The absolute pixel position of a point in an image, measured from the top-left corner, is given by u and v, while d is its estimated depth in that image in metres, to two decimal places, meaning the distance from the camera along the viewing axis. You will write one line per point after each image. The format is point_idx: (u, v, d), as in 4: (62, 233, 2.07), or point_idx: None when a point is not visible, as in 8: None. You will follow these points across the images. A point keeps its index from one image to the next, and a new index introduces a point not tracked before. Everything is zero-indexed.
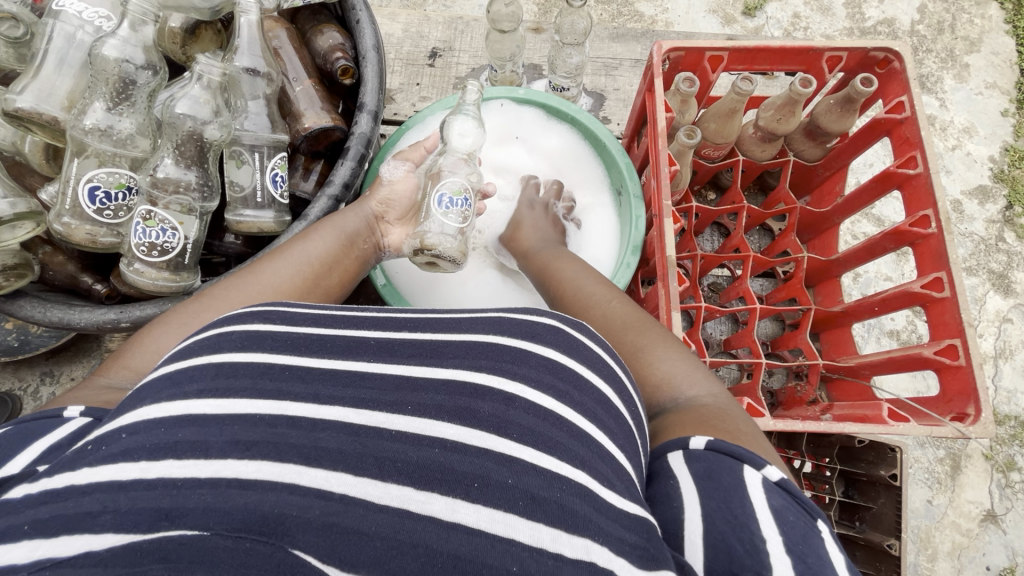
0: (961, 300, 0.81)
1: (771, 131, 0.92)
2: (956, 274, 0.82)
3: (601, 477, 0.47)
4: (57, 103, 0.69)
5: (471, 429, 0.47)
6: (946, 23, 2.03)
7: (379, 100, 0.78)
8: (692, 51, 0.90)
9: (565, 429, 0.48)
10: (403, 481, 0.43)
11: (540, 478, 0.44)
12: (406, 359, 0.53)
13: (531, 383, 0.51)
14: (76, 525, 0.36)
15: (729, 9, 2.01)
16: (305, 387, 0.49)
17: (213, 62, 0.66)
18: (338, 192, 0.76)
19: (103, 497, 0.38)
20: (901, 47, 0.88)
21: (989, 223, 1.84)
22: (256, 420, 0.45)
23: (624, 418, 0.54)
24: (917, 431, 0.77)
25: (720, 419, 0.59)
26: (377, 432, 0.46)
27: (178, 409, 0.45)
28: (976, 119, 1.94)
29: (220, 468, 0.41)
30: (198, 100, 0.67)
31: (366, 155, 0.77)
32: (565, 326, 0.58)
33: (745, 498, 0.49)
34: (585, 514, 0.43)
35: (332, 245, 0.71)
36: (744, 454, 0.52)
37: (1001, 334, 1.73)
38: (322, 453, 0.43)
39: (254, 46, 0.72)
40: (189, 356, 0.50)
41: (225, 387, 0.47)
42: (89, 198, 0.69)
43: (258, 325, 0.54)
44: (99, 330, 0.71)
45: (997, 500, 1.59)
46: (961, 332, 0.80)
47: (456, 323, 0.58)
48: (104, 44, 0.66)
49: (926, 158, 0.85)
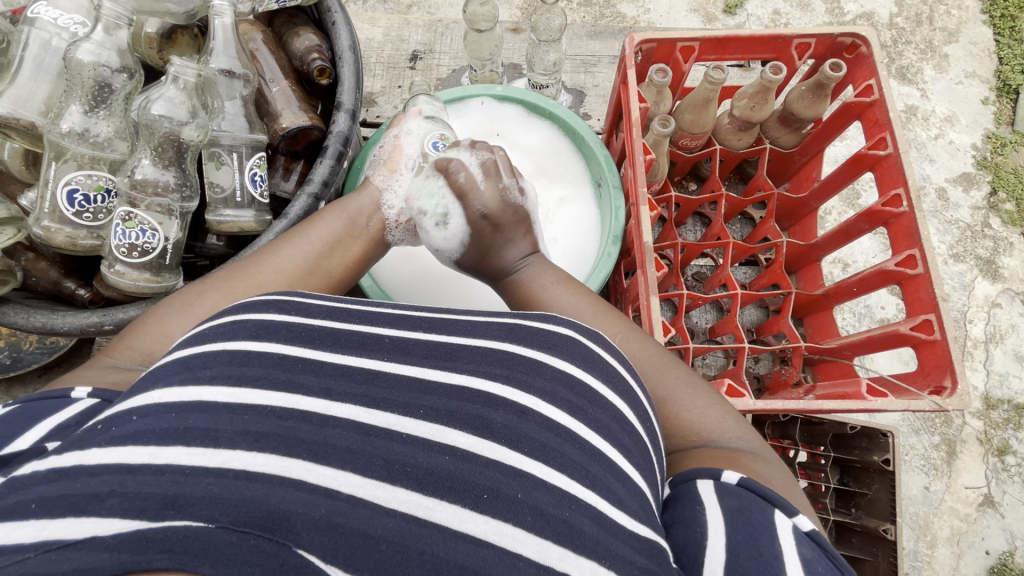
0: (935, 276, 0.82)
1: (746, 119, 0.93)
2: (929, 251, 0.83)
3: (614, 498, 0.47)
4: (34, 108, 0.70)
5: (483, 440, 0.47)
6: (924, 15, 2.06)
7: (356, 99, 0.79)
8: (664, 42, 0.91)
9: (578, 446, 0.49)
10: (411, 487, 0.43)
11: (552, 495, 0.45)
12: (421, 361, 0.54)
13: (546, 396, 0.51)
14: (84, 507, 0.36)
15: (710, 8, 2.03)
16: (317, 380, 0.49)
17: (187, 63, 0.69)
18: (318, 189, 0.76)
19: (111, 479, 0.38)
20: (867, 32, 0.90)
21: (974, 209, 1.85)
22: (267, 411, 0.45)
23: (638, 433, 0.55)
24: (898, 406, 0.78)
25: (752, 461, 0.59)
26: (387, 434, 0.46)
27: (190, 395, 0.45)
28: (957, 108, 1.97)
29: (229, 459, 0.41)
30: (173, 101, 0.69)
31: (345, 153, 0.78)
32: (581, 337, 0.58)
33: (775, 539, 0.50)
34: (594, 535, 0.44)
35: (336, 228, 0.72)
36: (777, 499, 0.53)
37: (990, 319, 1.74)
38: (330, 451, 0.44)
39: (229, 47, 0.73)
40: (203, 342, 0.51)
41: (240, 374, 0.48)
42: (67, 201, 0.70)
43: (274, 315, 0.54)
44: (82, 334, 0.72)
45: (993, 484, 1.60)
46: (935, 307, 0.81)
47: (472, 328, 0.58)
48: (78, 49, 0.67)
49: (896, 139, 0.87)
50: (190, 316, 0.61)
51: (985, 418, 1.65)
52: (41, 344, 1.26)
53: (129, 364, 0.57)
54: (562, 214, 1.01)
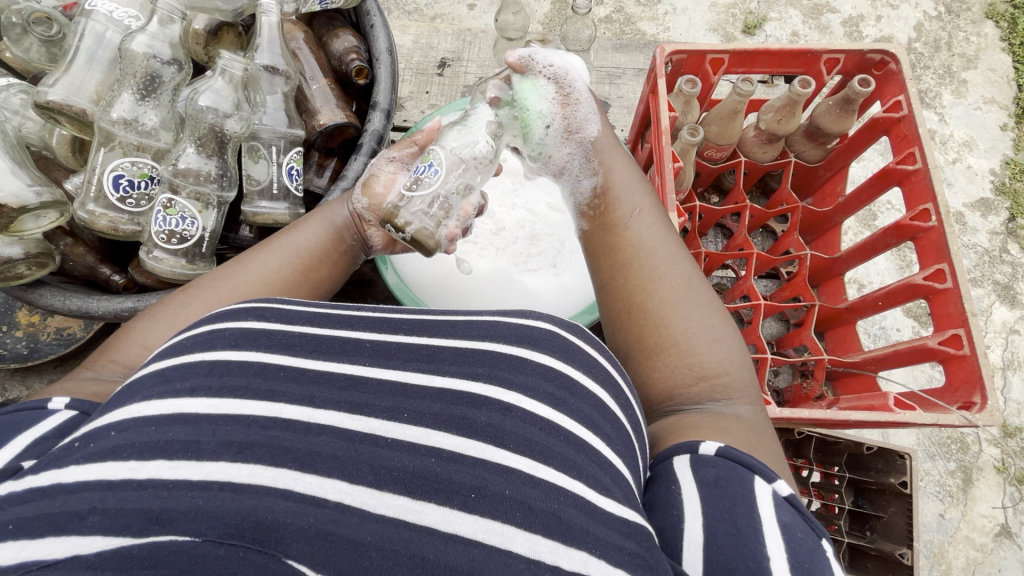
0: (964, 291, 0.82)
1: (772, 132, 0.94)
2: (958, 265, 0.83)
3: (600, 486, 0.47)
4: (86, 97, 0.72)
5: (468, 439, 0.47)
6: (943, 41, 2.08)
7: (392, 99, 0.81)
8: (694, 54, 0.93)
9: (562, 437, 0.49)
10: (399, 491, 0.43)
11: (540, 489, 0.45)
12: (403, 364, 0.54)
13: (527, 391, 0.52)
14: (64, 526, 0.36)
15: (729, 28, 2.06)
16: (298, 389, 0.49)
17: (235, 57, 0.70)
18: (352, 186, 0.78)
19: (91, 496, 0.38)
20: (897, 49, 0.91)
21: (991, 235, 1.84)
22: (250, 422, 0.45)
23: (619, 422, 0.55)
24: (925, 420, 0.77)
25: (751, 422, 0.60)
26: (372, 439, 0.46)
27: (168, 408, 0.45)
28: (976, 133, 1.97)
29: (212, 471, 0.41)
30: (220, 93, 0.70)
31: (378, 151, 0.80)
32: (561, 330, 0.59)
33: (753, 509, 0.49)
34: (583, 526, 0.44)
35: (325, 237, 0.72)
36: (759, 466, 0.53)
37: (1008, 345, 1.72)
38: (316, 459, 0.43)
39: (274, 45, 0.76)
40: (180, 355, 0.51)
41: (219, 386, 0.48)
42: (113, 186, 0.72)
43: (253, 322, 0.55)
44: (116, 319, 0.73)
45: (1011, 515, 1.56)
46: (965, 322, 0.81)
47: (452, 328, 0.58)
48: (133, 39, 0.70)
49: (925, 153, 0.87)
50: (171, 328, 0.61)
51: (1002, 446, 1.63)
52: (59, 335, 1.29)
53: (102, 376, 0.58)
54: None
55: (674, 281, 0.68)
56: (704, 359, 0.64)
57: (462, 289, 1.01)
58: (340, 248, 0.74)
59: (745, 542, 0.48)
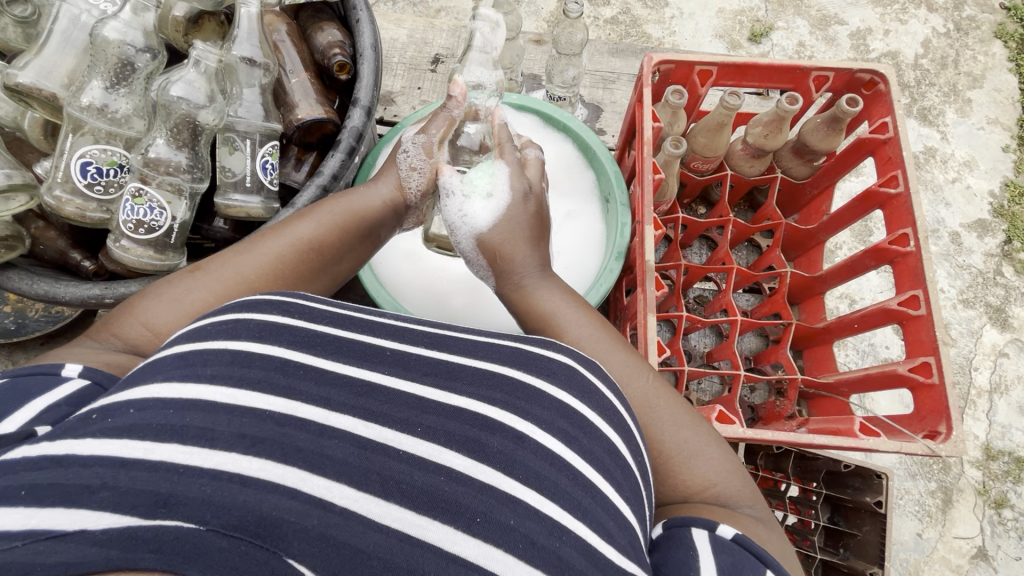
0: (936, 319, 0.81)
1: (759, 147, 0.93)
2: (932, 293, 0.82)
3: (603, 532, 0.47)
4: (57, 81, 0.72)
5: (478, 464, 0.47)
6: (950, 58, 2.07)
7: (373, 97, 0.79)
8: (683, 64, 0.92)
9: (572, 477, 0.49)
10: (405, 505, 0.44)
11: (542, 524, 0.45)
12: (420, 377, 0.53)
13: (541, 425, 0.51)
14: (75, 499, 0.37)
15: (735, 35, 2.05)
16: (316, 389, 0.49)
17: (210, 49, 0.69)
18: (327, 183, 0.76)
19: (104, 472, 0.39)
20: (887, 70, 0.90)
21: (987, 256, 1.84)
22: (265, 417, 0.46)
23: (631, 467, 0.55)
24: (888, 447, 0.77)
25: (756, 517, 0.60)
26: (383, 449, 0.47)
27: (189, 393, 0.45)
28: (977, 153, 1.96)
29: (224, 461, 0.41)
30: (193, 84, 0.69)
31: (356, 148, 0.78)
32: (580, 365, 0.58)
33: None
34: (582, 568, 0.44)
35: (335, 222, 0.71)
36: (768, 558, 0.54)
37: (996, 368, 1.72)
38: (326, 462, 0.44)
39: (253, 36, 0.74)
40: (203, 339, 0.51)
41: (240, 377, 0.48)
42: (80, 173, 0.71)
43: (278, 317, 0.54)
44: (83, 305, 0.73)
45: (988, 537, 1.57)
46: (935, 351, 0.80)
47: (473, 348, 0.58)
48: (104, 25, 0.69)
49: (907, 178, 0.86)
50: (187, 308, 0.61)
51: (984, 468, 1.63)
52: (47, 313, 1.28)
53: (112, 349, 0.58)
54: (570, 227, 1.01)
55: (642, 389, 0.67)
56: (680, 470, 0.63)
57: (438, 292, 1.02)
58: (354, 237, 0.73)
59: None
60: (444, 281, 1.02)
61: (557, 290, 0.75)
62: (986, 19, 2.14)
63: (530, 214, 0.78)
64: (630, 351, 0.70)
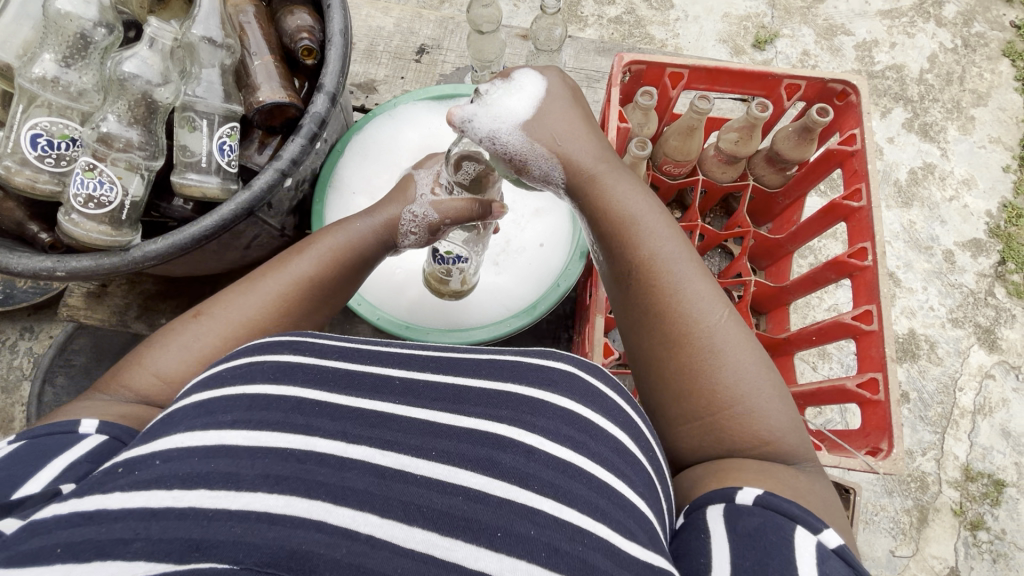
0: (887, 335, 0.81)
1: (731, 154, 0.93)
2: (885, 309, 0.82)
3: (625, 531, 0.47)
4: (12, 51, 0.74)
5: (494, 480, 0.47)
6: (955, 75, 2.05)
7: (338, 83, 0.79)
8: (654, 66, 0.91)
9: (585, 482, 0.49)
10: (428, 527, 0.43)
11: (562, 531, 0.45)
12: (429, 403, 0.53)
13: (549, 436, 0.51)
14: (109, 551, 0.38)
15: (740, 41, 2.04)
16: (333, 424, 0.49)
17: (165, 27, 0.70)
18: (285, 167, 0.75)
19: (136, 524, 0.40)
20: (859, 81, 0.89)
21: (979, 276, 1.82)
22: (286, 455, 0.46)
23: (641, 464, 0.55)
24: (832, 461, 0.77)
25: (808, 477, 0.61)
26: (401, 475, 0.46)
27: (212, 439, 0.46)
28: (977, 172, 1.94)
29: (251, 500, 0.42)
30: (146, 61, 0.71)
31: (318, 135, 0.77)
32: (579, 370, 0.58)
33: (790, 559, 0.49)
34: (606, 569, 0.44)
35: (329, 257, 0.73)
36: (800, 515, 0.52)
37: (982, 390, 1.70)
38: (348, 493, 0.44)
39: (211, 18, 0.76)
40: (222, 386, 0.52)
41: (260, 420, 0.48)
42: (31, 144, 0.73)
43: (289, 356, 0.55)
44: (36, 278, 0.73)
45: (962, 558, 1.56)
46: (883, 367, 0.81)
47: (477, 367, 0.58)
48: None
49: (871, 192, 0.86)
50: (196, 356, 0.63)
51: (962, 489, 1.61)
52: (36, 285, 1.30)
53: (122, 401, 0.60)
54: (539, 225, 1.04)
55: (717, 331, 0.66)
56: (740, 416, 0.62)
57: (398, 282, 1.02)
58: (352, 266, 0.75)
59: None
60: (405, 271, 1.02)
61: (648, 201, 0.73)
62: (995, 37, 2.11)
63: (586, 115, 0.76)
64: (711, 277, 0.70)
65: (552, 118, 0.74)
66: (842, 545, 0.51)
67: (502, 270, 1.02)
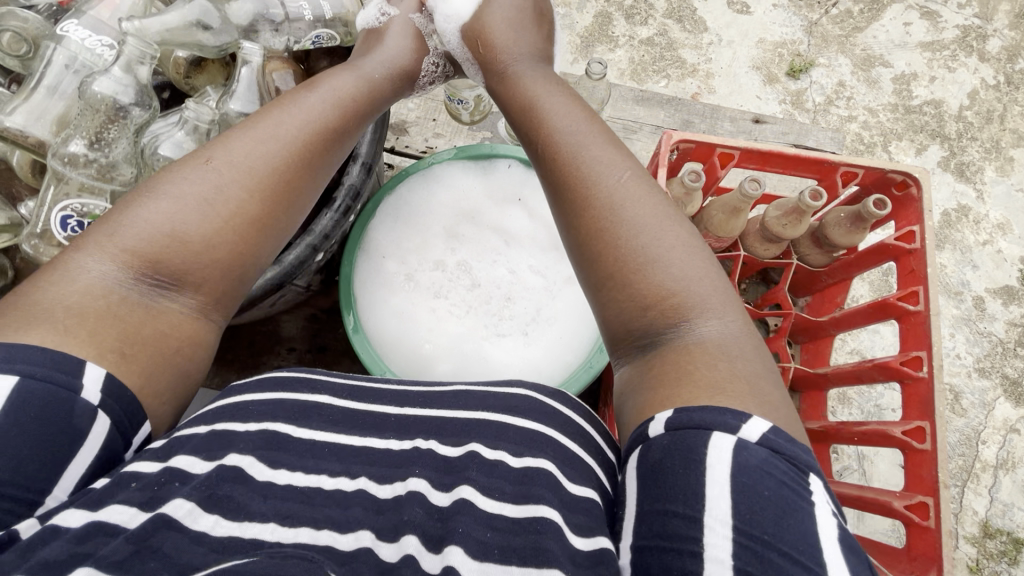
0: (940, 460, 0.91)
1: (776, 232, 0.95)
2: (938, 432, 0.91)
3: (574, 523, 0.57)
4: (46, 127, 0.84)
5: (454, 491, 0.61)
6: (996, 113, 1.98)
7: (372, 152, 0.88)
8: (704, 144, 0.95)
9: (542, 483, 0.61)
10: (418, 536, 0.57)
11: (517, 530, 0.57)
12: (416, 436, 0.69)
13: (510, 449, 0.65)
14: (127, 567, 0.48)
15: (773, 68, 1.98)
16: (339, 464, 0.64)
17: (200, 112, 0.85)
18: (316, 241, 0.85)
19: (158, 537, 0.51)
20: (920, 176, 0.94)
21: (1009, 325, 1.77)
22: (297, 492, 0.59)
23: (590, 470, 0.65)
24: None
25: (731, 358, 0.60)
26: (396, 507, 0.60)
27: (236, 461, 0.59)
28: (1012, 217, 1.88)
29: (260, 531, 0.54)
30: (182, 144, 0.85)
31: (349, 208, 0.87)
32: (541, 394, 0.73)
33: (700, 476, 0.53)
34: (556, 551, 0.54)
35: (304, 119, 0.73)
36: (717, 423, 0.55)
37: (1005, 444, 1.65)
38: (352, 521, 0.58)
39: (248, 95, 0.89)
40: (237, 417, 0.66)
41: (274, 459, 0.62)
42: (61, 224, 0.83)
43: (308, 395, 0.71)
44: None
45: None
46: (934, 493, 0.90)
47: (455, 399, 0.74)
48: (96, 82, 0.79)
49: (929, 299, 0.93)
50: (204, 216, 0.64)
51: (978, 545, 1.58)
52: None
53: (115, 283, 0.60)
54: (569, 293, 1.04)
55: (616, 190, 0.69)
56: (650, 281, 0.64)
57: (423, 353, 1.01)
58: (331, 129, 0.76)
59: (692, 521, 0.52)
60: (432, 342, 1.01)
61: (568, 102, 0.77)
62: None
63: (531, 27, 0.90)
64: (621, 156, 0.72)
65: (502, 24, 0.88)
66: (767, 432, 0.54)
67: (532, 340, 1.02)
